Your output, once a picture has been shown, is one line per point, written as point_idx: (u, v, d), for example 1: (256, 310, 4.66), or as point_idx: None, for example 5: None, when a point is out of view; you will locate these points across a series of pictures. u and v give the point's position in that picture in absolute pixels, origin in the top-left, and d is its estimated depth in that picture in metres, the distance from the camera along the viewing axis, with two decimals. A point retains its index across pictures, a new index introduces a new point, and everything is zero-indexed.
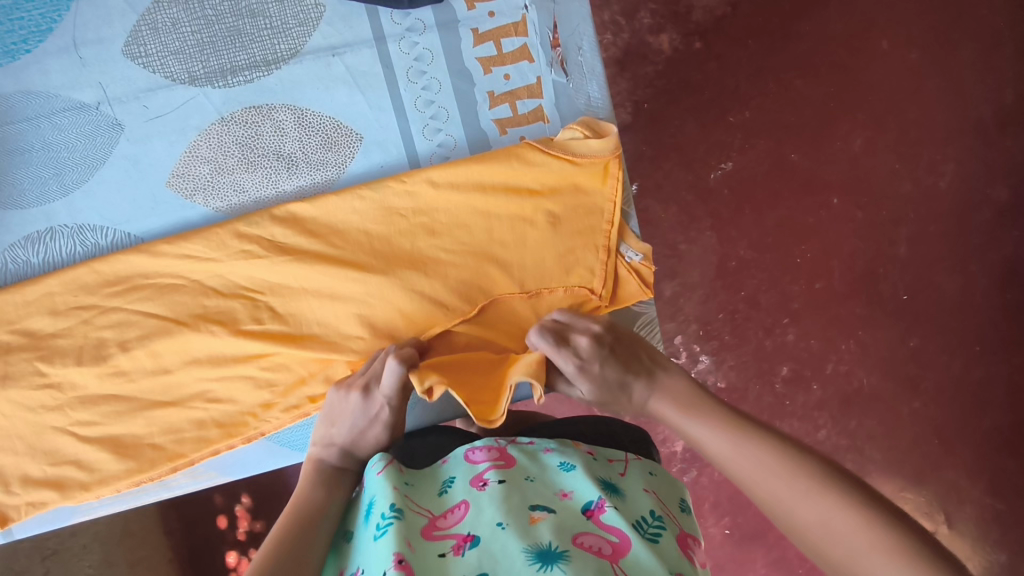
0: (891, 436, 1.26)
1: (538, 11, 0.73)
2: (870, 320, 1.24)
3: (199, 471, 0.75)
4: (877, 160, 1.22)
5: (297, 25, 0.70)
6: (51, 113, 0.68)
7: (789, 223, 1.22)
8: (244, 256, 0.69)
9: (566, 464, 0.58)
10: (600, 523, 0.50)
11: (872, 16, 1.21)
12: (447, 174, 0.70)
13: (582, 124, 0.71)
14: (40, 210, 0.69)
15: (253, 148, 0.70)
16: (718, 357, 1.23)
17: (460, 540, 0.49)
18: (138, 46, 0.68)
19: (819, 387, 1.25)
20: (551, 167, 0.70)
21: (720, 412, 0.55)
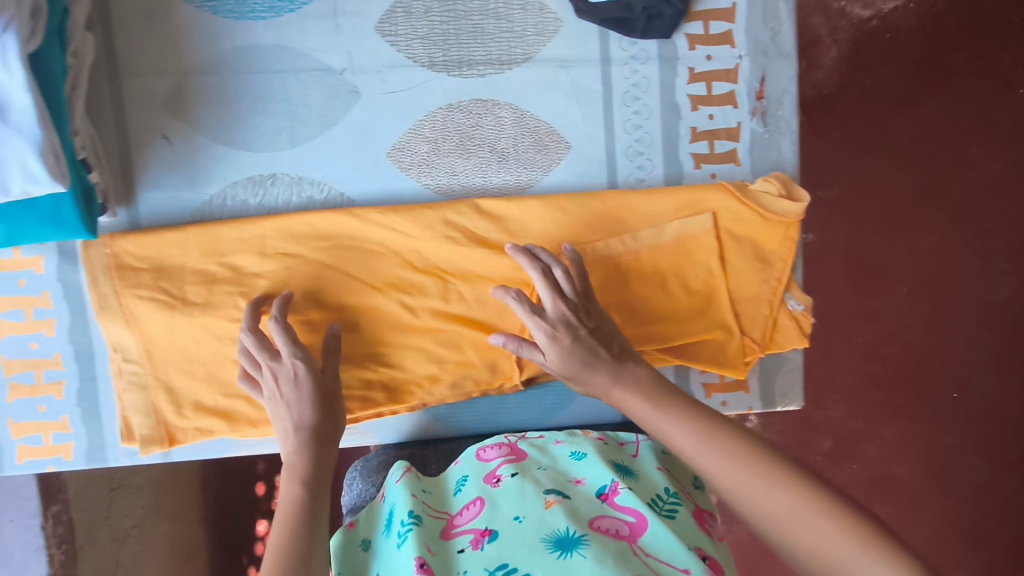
0: (915, 529, 1.28)
1: (751, 63, 0.78)
2: (916, 412, 1.27)
3: (353, 429, 0.78)
4: (948, 259, 1.26)
5: (535, 34, 0.74)
6: (298, 70, 0.72)
7: (858, 304, 1.26)
8: (446, 241, 0.74)
9: (577, 454, 0.64)
10: (614, 504, 0.56)
11: (968, 121, 1.24)
12: (644, 202, 0.76)
13: (777, 180, 0.77)
14: (268, 156, 0.73)
15: (473, 137, 0.75)
16: (765, 419, 1.29)
17: (478, 535, 0.54)
18: (390, 25, 0.72)
19: (856, 467, 1.28)
20: (740, 214, 0.76)
21: (683, 408, 0.58)
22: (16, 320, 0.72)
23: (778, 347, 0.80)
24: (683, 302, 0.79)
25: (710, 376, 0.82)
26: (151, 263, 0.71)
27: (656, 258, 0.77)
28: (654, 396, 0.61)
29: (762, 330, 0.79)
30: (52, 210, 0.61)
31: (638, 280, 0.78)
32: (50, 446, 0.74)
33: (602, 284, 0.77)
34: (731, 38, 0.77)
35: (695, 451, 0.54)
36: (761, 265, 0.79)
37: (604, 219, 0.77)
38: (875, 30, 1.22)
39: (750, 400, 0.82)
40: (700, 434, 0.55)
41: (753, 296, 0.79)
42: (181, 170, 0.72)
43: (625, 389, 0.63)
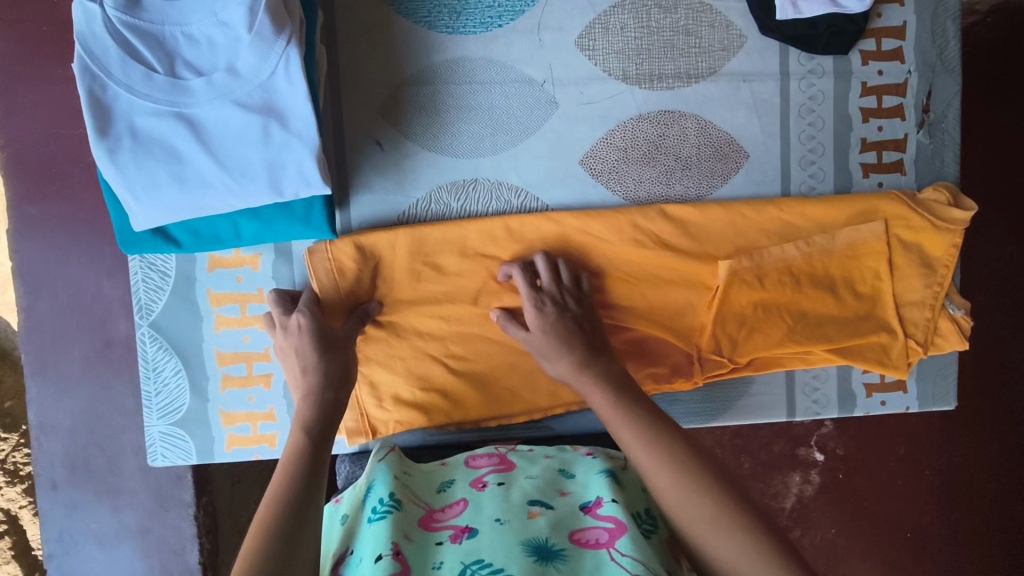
0: (990, 539, 1.25)
1: (919, 78, 0.82)
2: (1003, 422, 1.24)
3: (537, 423, 0.80)
4: None
5: (721, 49, 0.79)
6: (504, 81, 0.76)
7: None
8: (634, 245, 0.77)
9: (568, 472, 0.61)
10: (596, 516, 0.52)
11: None
12: (820, 208, 0.79)
13: (944, 189, 0.81)
14: (471, 161, 0.77)
15: (659, 147, 0.79)
16: (842, 424, 1.24)
17: (458, 531, 0.51)
18: (589, 40, 0.77)
19: (931, 474, 1.25)
20: (911, 220, 0.80)
21: (643, 412, 0.57)
22: (233, 314, 0.76)
23: (941, 349, 0.82)
24: (851, 304, 0.81)
25: (871, 376, 0.85)
26: (365, 258, 0.75)
27: (828, 262, 0.80)
28: (606, 390, 0.62)
29: (927, 332, 0.82)
30: (303, 211, 0.65)
31: (811, 283, 0.79)
32: (257, 435, 0.77)
33: (777, 286, 0.79)
34: (901, 54, 0.81)
35: (630, 441, 0.54)
36: (926, 269, 0.81)
37: (782, 227, 0.79)
38: None
39: (907, 400, 0.85)
40: (642, 434, 0.54)
41: (916, 301, 0.82)
42: (390, 174, 0.76)
43: (587, 384, 0.65)
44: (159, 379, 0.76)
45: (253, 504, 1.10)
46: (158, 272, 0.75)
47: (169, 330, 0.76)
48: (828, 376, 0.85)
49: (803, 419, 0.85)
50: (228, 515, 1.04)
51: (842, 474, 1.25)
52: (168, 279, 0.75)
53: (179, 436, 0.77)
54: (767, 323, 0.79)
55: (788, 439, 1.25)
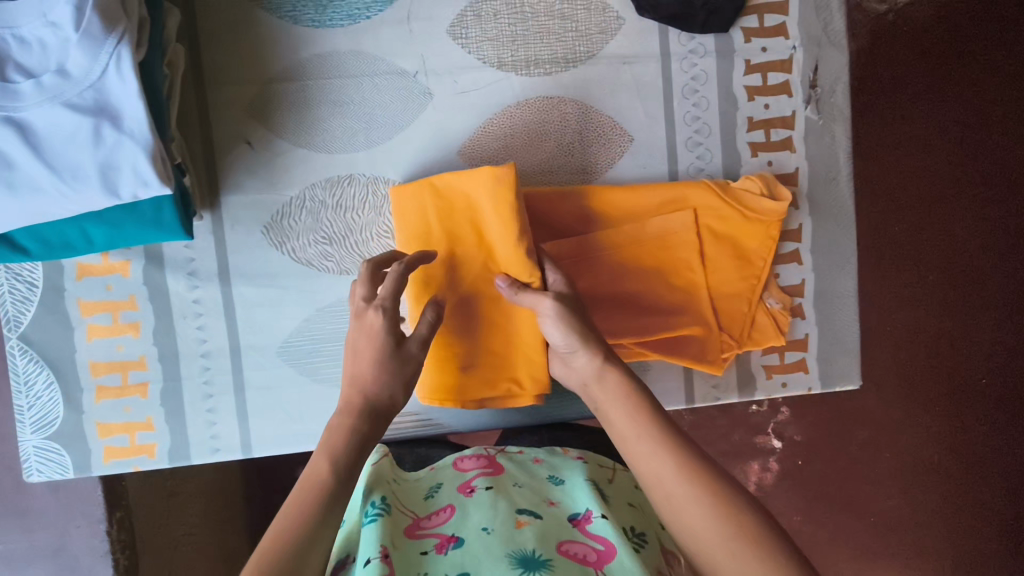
0: (950, 517, 1.28)
1: (804, 54, 0.80)
2: (955, 400, 1.26)
3: (428, 420, 0.83)
4: (977, 246, 1.24)
5: (598, 32, 0.78)
6: (374, 74, 0.75)
7: (889, 294, 1.23)
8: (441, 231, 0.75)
9: (556, 479, 0.62)
10: (586, 531, 0.52)
11: (997, 108, 1.22)
12: (624, 199, 0.77)
13: (760, 180, 0.78)
14: (345, 157, 0.75)
15: (540, 134, 0.77)
16: (800, 411, 1.26)
17: (443, 540, 0.51)
18: (461, 29, 0.76)
19: (892, 456, 1.27)
20: (722, 209, 0.77)
21: (668, 435, 0.50)
22: (105, 323, 0.74)
23: (761, 344, 0.81)
24: (660, 296, 0.78)
25: (771, 357, 0.83)
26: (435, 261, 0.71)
27: (632, 251, 0.77)
28: (619, 395, 0.56)
29: (746, 325, 0.80)
30: (155, 215, 0.63)
31: (630, 273, 0.77)
32: (135, 446, 0.75)
33: (594, 275, 0.76)
34: (784, 30, 0.80)
35: (667, 484, 0.47)
36: (743, 262, 0.79)
37: (666, 208, 0.77)
38: (891, 25, 1.18)
39: (809, 380, 0.84)
40: (683, 474, 0.47)
41: (734, 292, 0.79)
42: (262, 173, 0.75)
43: (604, 387, 0.58)
44: (31, 393, 0.74)
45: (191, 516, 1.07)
46: (25, 282, 0.73)
47: (41, 342, 0.74)
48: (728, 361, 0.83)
49: (703, 405, 0.84)
50: (161, 532, 1.00)
51: (802, 461, 1.27)
52: (36, 289, 0.73)
53: (54, 450, 0.75)
54: (642, 309, 0.77)
55: (747, 428, 1.28)
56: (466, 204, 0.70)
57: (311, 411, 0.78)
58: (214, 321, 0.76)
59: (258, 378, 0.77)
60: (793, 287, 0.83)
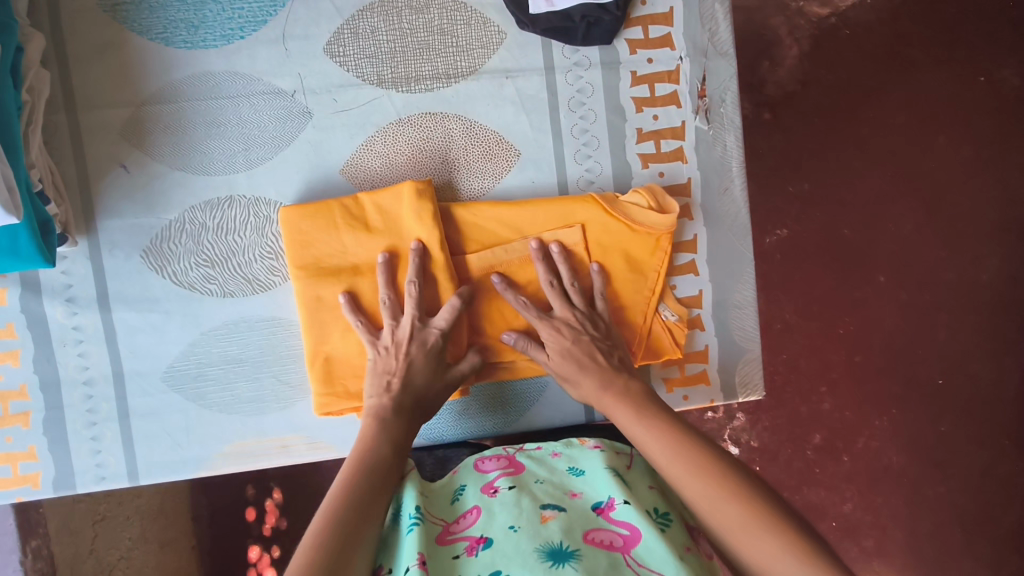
0: (914, 519, 1.27)
1: (691, 64, 0.80)
2: (909, 400, 1.26)
3: (318, 443, 0.78)
4: (924, 246, 1.25)
5: (480, 47, 0.77)
6: (251, 94, 0.74)
7: (834, 295, 1.24)
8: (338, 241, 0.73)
9: (575, 469, 0.63)
10: (610, 519, 0.55)
11: (933, 110, 1.24)
12: (509, 215, 0.76)
13: (648, 193, 0.77)
14: (225, 178, 0.75)
15: (424, 150, 0.77)
16: (753, 416, 1.25)
17: (472, 542, 0.54)
18: (338, 47, 0.75)
19: (849, 460, 1.26)
20: (608, 223, 0.76)
21: (683, 433, 0.59)
22: None
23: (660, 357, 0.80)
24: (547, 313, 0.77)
25: (670, 370, 0.82)
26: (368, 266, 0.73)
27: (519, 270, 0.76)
28: (626, 404, 0.65)
29: (639, 340, 0.79)
30: (8, 242, 0.62)
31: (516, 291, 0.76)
32: (18, 476, 0.74)
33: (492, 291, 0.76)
34: (670, 41, 0.80)
35: (683, 478, 0.55)
36: (636, 277, 0.78)
37: (554, 223, 0.76)
38: (834, 27, 1.22)
39: (711, 392, 0.83)
40: (696, 466, 0.54)
41: (629, 306, 0.78)
42: (140, 198, 0.74)
43: (609, 400, 0.67)
44: None
45: (126, 539, 1.07)
46: None
47: None
48: None
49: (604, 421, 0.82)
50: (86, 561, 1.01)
51: (758, 467, 1.25)
52: None
53: None
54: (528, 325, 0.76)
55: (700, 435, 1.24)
56: (386, 220, 0.74)
57: (196, 434, 0.76)
58: (95, 347, 0.74)
59: (143, 405, 0.75)
60: (690, 298, 0.82)
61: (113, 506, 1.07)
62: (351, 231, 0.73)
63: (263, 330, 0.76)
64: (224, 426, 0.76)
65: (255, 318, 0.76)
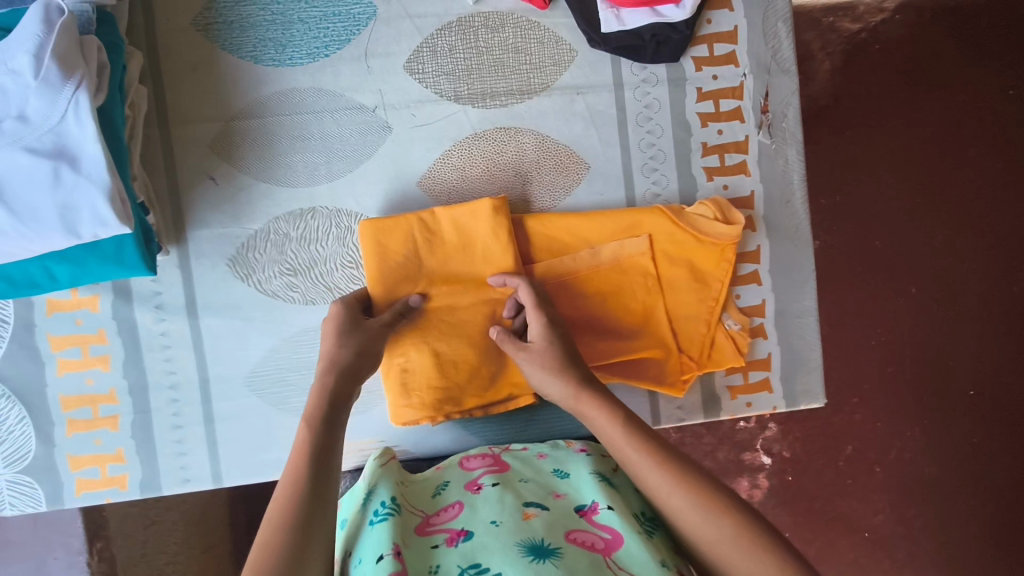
0: (945, 530, 1.28)
1: (754, 80, 0.83)
2: (941, 411, 1.27)
3: (394, 447, 0.81)
4: (954, 258, 1.26)
5: (552, 64, 0.80)
6: (335, 110, 0.77)
7: (867, 306, 1.25)
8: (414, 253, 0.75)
9: (561, 471, 0.67)
10: (593, 522, 0.57)
11: (962, 124, 1.26)
12: (580, 225, 0.78)
13: (713, 204, 0.80)
14: (308, 190, 0.77)
15: (497, 163, 0.79)
16: (786, 426, 1.26)
17: (453, 534, 0.56)
18: (418, 64, 0.78)
19: (881, 470, 1.27)
20: (675, 234, 0.79)
21: (659, 443, 0.57)
22: (74, 357, 0.76)
23: (720, 365, 0.81)
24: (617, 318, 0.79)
25: (734, 378, 0.84)
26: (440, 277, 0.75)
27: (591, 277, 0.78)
28: (598, 403, 0.62)
29: (702, 348, 0.80)
30: (114, 250, 0.65)
31: (583, 297, 0.78)
32: (106, 477, 0.77)
33: (566, 297, 0.78)
34: (734, 58, 0.82)
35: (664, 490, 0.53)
36: (700, 288, 0.80)
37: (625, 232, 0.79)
38: (863, 43, 1.23)
39: (773, 400, 0.84)
40: (676, 479, 0.53)
41: (692, 314, 0.81)
42: (227, 208, 0.77)
43: (581, 399, 0.64)
44: (3, 428, 0.75)
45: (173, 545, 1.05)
46: None
47: (11, 378, 0.75)
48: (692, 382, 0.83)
49: (667, 426, 0.84)
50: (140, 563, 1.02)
51: (791, 477, 1.26)
52: (7, 327, 0.75)
53: (26, 484, 0.76)
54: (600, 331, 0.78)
55: (732, 445, 1.25)
56: (460, 235, 0.76)
57: (279, 437, 0.78)
58: (181, 353, 0.77)
59: (225, 408, 0.78)
60: (753, 307, 0.84)
61: (161, 510, 1.06)
62: (424, 244, 0.75)
63: None
64: None
65: None
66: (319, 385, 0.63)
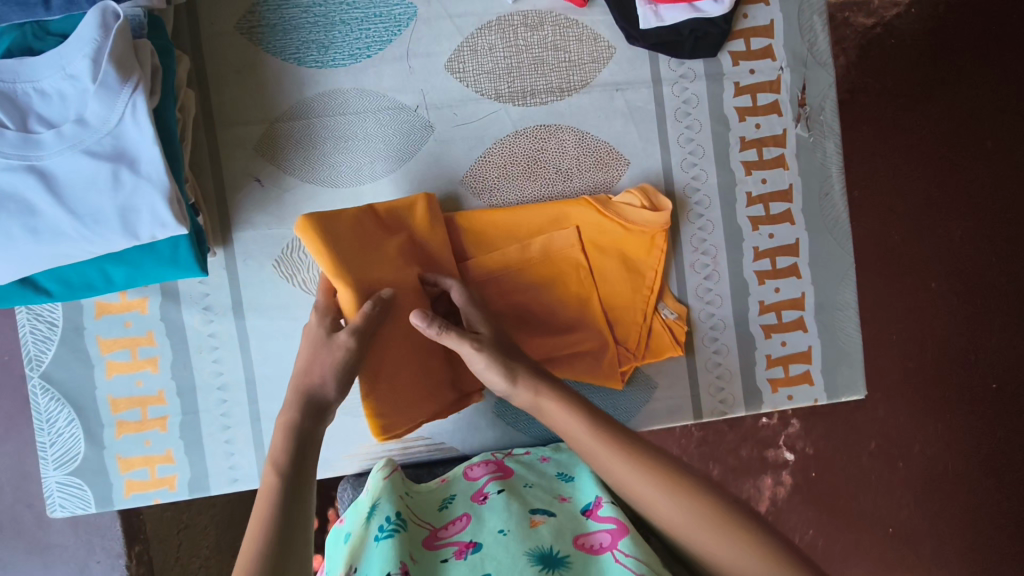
0: (969, 524, 1.27)
1: (792, 74, 0.83)
2: (966, 406, 1.26)
3: (440, 444, 0.83)
4: (975, 253, 1.26)
5: (590, 62, 0.81)
6: (377, 110, 0.78)
7: (890, 300, 1.26)
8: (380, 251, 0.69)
9: (566, 475, 0.69)
10: (596, 518, 0.59)
11: (983, 118, 1.26)
12: (502, 216, 0.77)
13: (641, 192, 0.77)
14: (352, 190, 0.78)
15: (539, 160, 0.80)
16: (809, 422, 1.26)
17: (462, 547, 0.57)
18: (459, 63, 0.79)
19: (905, 466, 1.27)
20: (603, 224, 0.77)
21: (628, 440, 0.54)
22: (124, 359, 0.76)
23: (659, 354, 0.80)
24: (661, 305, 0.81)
25: (775, 370, 0.84)
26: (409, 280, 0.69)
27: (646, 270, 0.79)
28: (564, 405, 0.59)
29: (640, 340, 0.79)
30: (169, 251, 0.66)
31: (517, 288, 0.77)
32: (156, 478, 0.77)
33: (498, 292, 0.76)
34: (771, 52, 0.83)
35: (636, 486, 0.51)
36: (634, 282, 0.79)
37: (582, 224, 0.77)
38: (879, 37, 1.23)
39: (815, 392, 0.85)
40: (647, 472, 0.51)
41: (628, 303, 0.79)
42: (272, 209, 0.77)
43: (546, 401, 0.61)
44: (53, 430, 0.76)
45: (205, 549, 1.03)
46: (45, 322, 0.75)
47: (60, 380, 0.76)
48: (733, 375, 0.84)
49: (711, 420, 0.84)
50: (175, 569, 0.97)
51: (815, 473, 1.26)
52: (57, 329, 0.76)
53: (76, 485, 0.77)
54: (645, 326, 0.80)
55: (754, 442, 1.26)
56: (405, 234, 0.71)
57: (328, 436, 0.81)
58: (229, 352, 0.78)
59: (272, 408, 0.78)
60: (793, 300, 0.84)
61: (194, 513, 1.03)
62: (376, 241, 0.69)
63: None
64: None
65: None
66: (284, 422, 0.58)
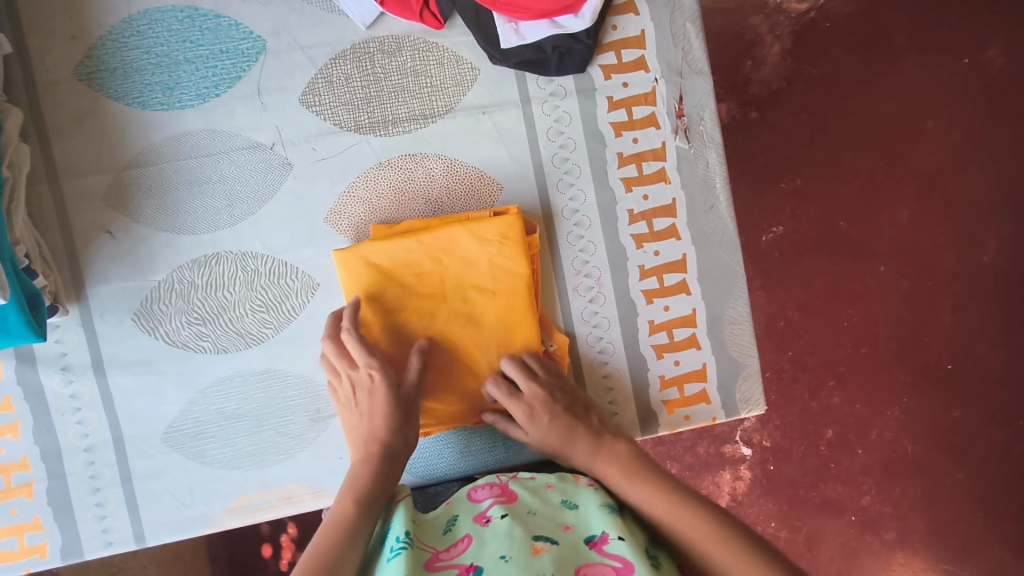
0: (934, 506, 1.24)
1: (666, 84, 0.80)
2: (919, 390, 1.23)
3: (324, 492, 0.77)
4: (921, 233, 1.23)
5: (454, 84, 0.77)
6: (230, 150, 0.75)
7: (835, 287, 1.23)
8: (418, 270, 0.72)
9: (569, 502, 0.62)
10: (602, 552, 0.54)
11: (920, 96, 1.22)
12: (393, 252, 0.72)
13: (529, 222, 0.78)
14: (210, 235, 0.75)
15: (407, 191, 0.77)
16: (764, 416, 1.23)
17: (463, 570, 0.52)
18: (314, 96, 0.76)
19: (864, 452, 1.23)
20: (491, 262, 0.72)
21: (671, 484, 0.61)
22: None
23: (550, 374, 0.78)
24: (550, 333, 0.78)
25: (671, 392, 0.81)
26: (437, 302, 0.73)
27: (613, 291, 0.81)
28: (616, 462, 0.66)
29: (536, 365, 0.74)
30: None
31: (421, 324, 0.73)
32: (26, 548, 0.74)
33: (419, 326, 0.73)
34: (644, 63, 0.80)
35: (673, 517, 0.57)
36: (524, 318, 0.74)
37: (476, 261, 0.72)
38: (814, 22, 1.21)
39: (713, 410, 0.82)
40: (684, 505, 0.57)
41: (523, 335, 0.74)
42: (128, 263, 0.74)
43: (602, 461, 0.67)
44: None
45: None
46: None
47: None
48: (626, 399, 0.81)
49: None
50: None
51: (773, 465, 1.23)
52: None
53: None
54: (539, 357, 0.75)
55: (712, 438, 1.23)
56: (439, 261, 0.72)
57: (200, 492, 0.76)
58: (93, 414, 0.75)
59: (144, 467, 0.75)
60: (683, 317, 0.81)
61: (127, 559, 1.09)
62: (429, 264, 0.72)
63: (259, 383, 0.76)
64: (228, 482, 0.76)
65: (250, 371, 0.76)
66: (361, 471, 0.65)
